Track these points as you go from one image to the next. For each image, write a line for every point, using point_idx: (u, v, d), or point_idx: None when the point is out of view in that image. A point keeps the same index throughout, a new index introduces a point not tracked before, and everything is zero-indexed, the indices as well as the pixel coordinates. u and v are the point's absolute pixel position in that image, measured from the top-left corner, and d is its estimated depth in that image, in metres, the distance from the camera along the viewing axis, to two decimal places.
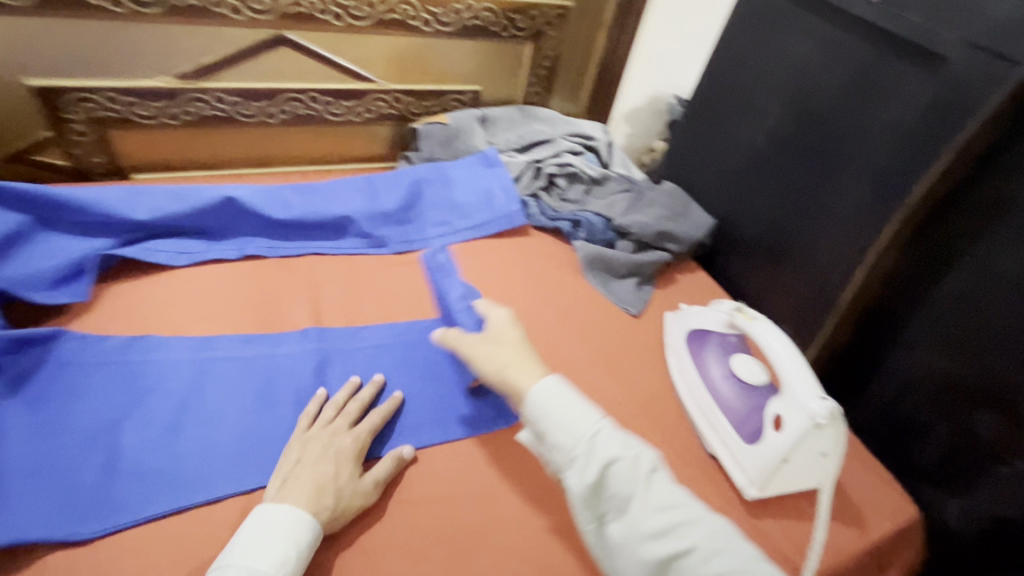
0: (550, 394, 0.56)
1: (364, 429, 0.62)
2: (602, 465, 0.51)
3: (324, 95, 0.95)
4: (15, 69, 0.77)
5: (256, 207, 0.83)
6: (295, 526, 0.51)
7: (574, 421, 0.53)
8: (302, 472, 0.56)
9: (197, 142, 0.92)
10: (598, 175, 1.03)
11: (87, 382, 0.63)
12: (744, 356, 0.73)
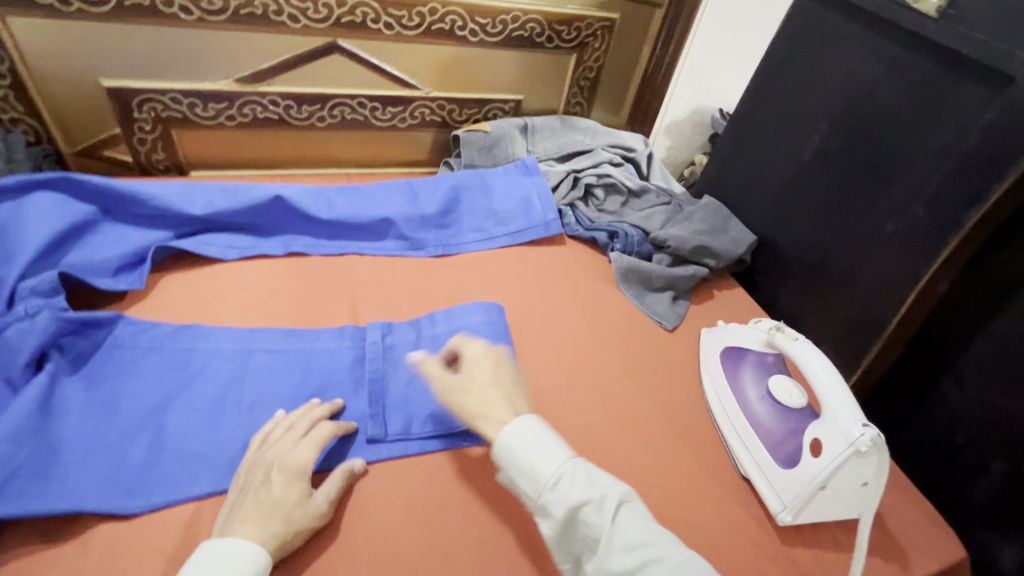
0: (514, 440, 0.55)
1: (306, 449, 0.58)
2: (566, 511, 0.51)
3: (371, 101, 0.98)
4: (92, 70, 0.83)
5: (302, 206, 0.86)
6: (239, 560, 0.49)
7: (537, 467, 0.53)
8: (247, 499, 0.54)
9: (250, 142, 0.97)
10: (637, 187, 1.03)
11: (140, 365, 0.66)
12: (781, 377, 0.71)
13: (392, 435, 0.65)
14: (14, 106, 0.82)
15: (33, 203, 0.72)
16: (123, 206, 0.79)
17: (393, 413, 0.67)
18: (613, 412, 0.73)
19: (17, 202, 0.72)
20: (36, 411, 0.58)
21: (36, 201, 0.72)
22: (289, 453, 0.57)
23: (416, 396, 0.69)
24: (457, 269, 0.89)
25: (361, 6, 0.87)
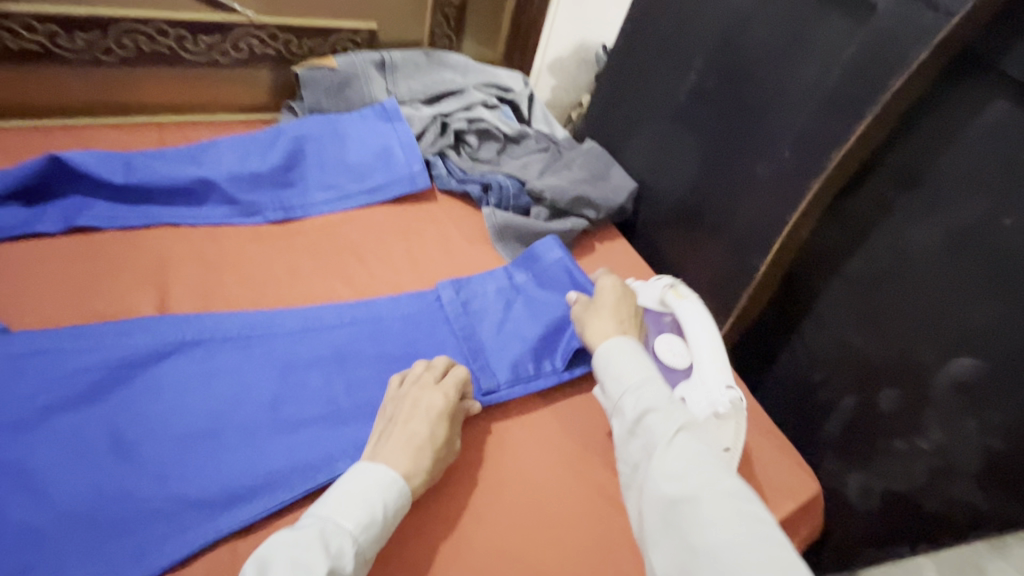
0: (625, 345, 0.59)
1: (453, 387, 0.58)
2: (638, 409, 0.53)
3: (174, 27, 0.77)
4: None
5: (87, 167, 0.68)
6: (384, 492, 0.49)
7: (637, 364, 0.57)
8: (397, 429, 0.54)
9: (5, 82, 0.73)
10: (514, 132, 0.93)
11: None
12: (671, 338, 0.67)
13: (506, 383, 0.66)
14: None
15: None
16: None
17: (498, 363, 0.67)
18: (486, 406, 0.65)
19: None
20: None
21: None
22: (440, 391, 0.57)
23: (510, 341, 0.70)
24: (303, 236, 0.75)
25: None
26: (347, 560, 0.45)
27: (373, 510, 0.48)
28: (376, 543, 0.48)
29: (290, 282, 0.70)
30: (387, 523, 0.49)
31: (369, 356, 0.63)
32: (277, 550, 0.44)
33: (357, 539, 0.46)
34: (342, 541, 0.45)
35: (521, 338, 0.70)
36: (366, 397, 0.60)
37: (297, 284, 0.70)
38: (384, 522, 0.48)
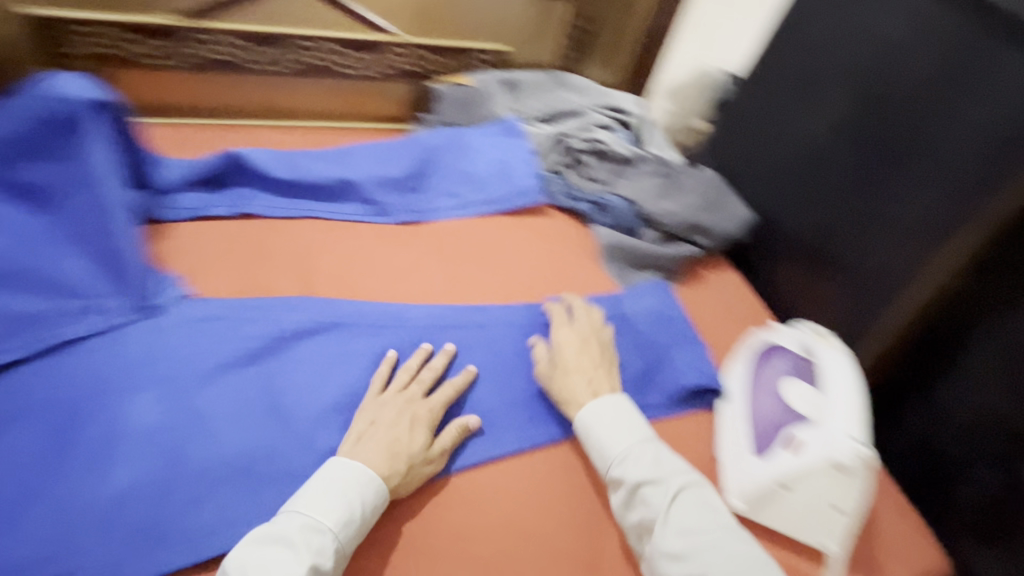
0: (604, 407, 0.62)
1: (437, 400, 0.61)
2: (630, 483, 0.58)
3: (336, 45, 0.87)
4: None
5: (257, 164, 0.77)
6: (363, 490, 0.52)
7: (621, 431, 0.61)
8: (379, 433, 0.57)
9: (201, 87, 0.84)
10: (629, 154, 0.93)
11: (84, 369, 0.56)
12: (797, 381, 0.64)
13: None
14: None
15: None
16: (123, 157, 0.64)
17: None
18: None
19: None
20: (153, 427, 0.54)
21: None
22: (418, 402, 0.60)
23: None
24: (427, 238, 0.81)
25: None
26: (327, 555, 0.49)
27: (354, 509, 0.51)
28: (356, 537, 0.51)
29: (412, 280, 0.75)
30: (365, 521, 0.52)
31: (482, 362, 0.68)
32: (259, 549, 0.48)
33: (336, 535, 0.50)
34: (319, 540, 0.49)
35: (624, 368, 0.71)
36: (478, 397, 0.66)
37: (417, 284, 0.74)
38: (362, 518, 0.52)
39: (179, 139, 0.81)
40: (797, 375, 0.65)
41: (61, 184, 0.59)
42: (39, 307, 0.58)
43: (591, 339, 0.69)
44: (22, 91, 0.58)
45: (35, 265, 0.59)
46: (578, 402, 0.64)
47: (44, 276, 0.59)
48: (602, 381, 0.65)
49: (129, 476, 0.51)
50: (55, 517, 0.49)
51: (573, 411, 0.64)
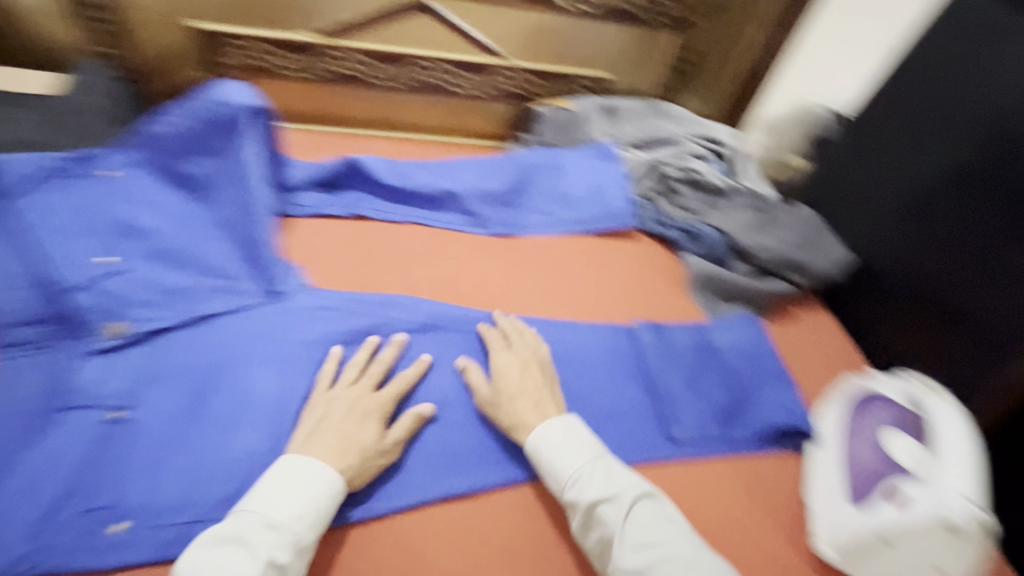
0: (552, 429, 0.60)
1: (388, 394, 0.61)
2: (584, 504, 0.55)
3: (449, 65, 0.92)
4: (173, 10, 0.83)
5: (373, 171, 0.84)
6: (318, 489, 0.52)
7: (573, 452, 0.59)
8: (328, 428, 0.57)
9: (328, 98, 0.93)
10: (723, 186, 0.92)
11: (217, 343, 0.63)
12: (901, 433, 0.61)
13: (692, 438, 0.67)
14: (105, 26, 0.82)
15: (170, 133, 0.67)
16: (269, 157, 0.73)
17: (686, 415, 0.69)
18: (667, 444, 0.66)
19: (155, 131, 0.67)
20: (271, 401, 0.60)
21: (171, 122, 0.66)
22: (364, 396, 0.60)
23: (699, 398, 0.71)
24: (520, 252, 0.84)
25: None
26: (284, 549, 0.49)
27: (310, 506, 0.51)
28: (315, 530, 0.51)
29: (504, 292, 0.79)
30: (321, 518, 0.52)
31: (568, 377, 0.70)
32: (214, 550, 0.48)
33: (291, 529, 0.50)
34: (273, 535, 0.49)
35: (710, 400, 0.71)
36: (562, 409, 0.67)
37: (509, 297, 0.78)
38: (318, 511, 0.52)
39: (306, 141, 0.90)
40: (897, 425, 0.63)
41: (218, 176, 0.69)
42: (187, 282, 0.66)
43: (532, 362, 0.66)
44: (195, 94, 0.67)
45: (188, 245, 0.67)
46: (528, 425, 0.61)
47: (194, 256, 0.67)
48: (548, 403, 0.63)
49: (253, 442, 0.57)
50: (188, 471, 0.55)
51: (521, 435, 0.61)
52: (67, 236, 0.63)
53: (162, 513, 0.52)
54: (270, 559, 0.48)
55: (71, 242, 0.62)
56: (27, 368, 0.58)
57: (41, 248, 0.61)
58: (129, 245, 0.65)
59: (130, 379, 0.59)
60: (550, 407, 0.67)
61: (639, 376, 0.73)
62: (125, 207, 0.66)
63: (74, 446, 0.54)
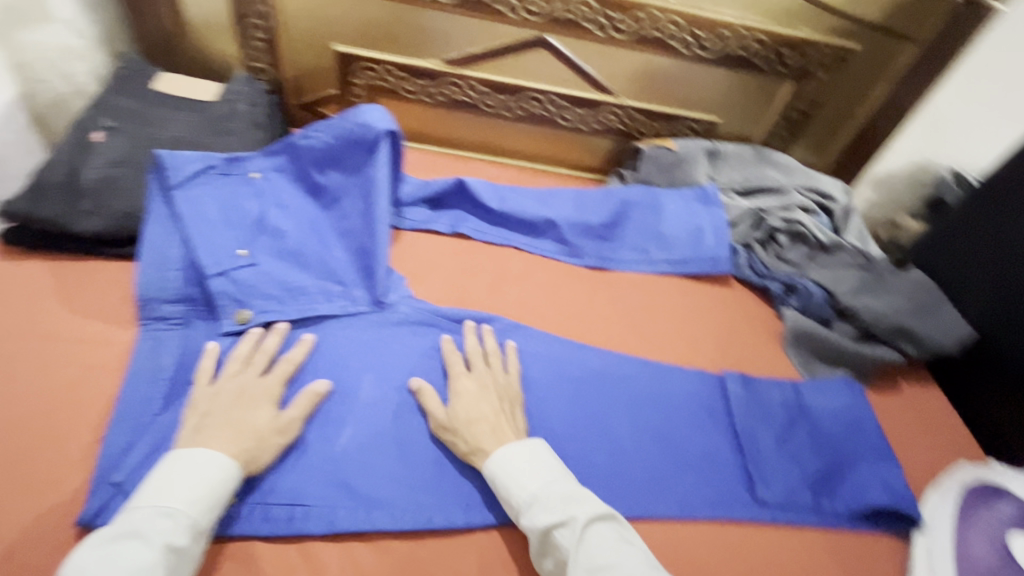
0: (501, 456, 0.56)
1: (274, 377, 0.60)
2: (539, 530, 0.51)
3: (561, 99, 0.96)
4: (316, 33, 0.91)
5: (476, 192, 0.88)
6: (216, 473, 0.51)
7: (527, 476, 0.55)
8: (215, 419, 0.55)
9: (441, 121, 1.00)
10: (829, 242, 0.89)
11: (325, 340, 0.67)
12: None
13: (779, 503, 0.64)
14: (259, 35, 0.91)
15: (314, 146, 0.74)
16: (392, 175, 0.79)
17: (774, 477, 0.66)
18: (752, 505, 0.64)
19: (300, 142, 0.75)
20: (374, 402, 0.62)
21: (317, 137, 0.74)
22: (250, 381, 0.59)
23: (789, 462, 0.67)
24: (612, 286, 0.86)
25: (579, 4, 0.84)
26: (180, 532, 0.47)
27: (203, 491, 0.50)
28: (213, 515, 0.50)
29: (592, 324, 0.80)
30: (222, 499, 0.51)
31: (652, 418, 0.69)
32: (102, 551, 0.45)
33: (187, 514, 0.48)
34: (168, 523, 0.47)
35: (800, 466, 0.67)
36: (644, 450, 0.66)
37: (597, 330, 0.79)
38: (217, 497, 0.50)
39: (419, 160, 0.98)
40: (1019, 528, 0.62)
41: (346, 188, 0.75)
42: (307, 282, 0.71)
43: (490, 387, 0.63)
44: (341, 114, 0.75)
45: (311, 248, 0.73)
46: (484, 450, 0.57)
47: (316, 257, 0.73)
48: (505, 430, 0.59)
49: (349, 441, 0.59)
50: (294, 456, 0.58)
51: (480, 461, 0.57)
52: (213, 226, 0.69)
53: (268, 491, 0.55)
54: (167, 546, 0.46)
55: (219, 232, 0.69)
56: (169, 341, 0.65)
57: (193, 234, 0.67)
58: (263, 241, 0.71)
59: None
60: (634, 446, 0.67)
61: (726, 427, 0.70)
62: (266, 207, 0.73)
63: None
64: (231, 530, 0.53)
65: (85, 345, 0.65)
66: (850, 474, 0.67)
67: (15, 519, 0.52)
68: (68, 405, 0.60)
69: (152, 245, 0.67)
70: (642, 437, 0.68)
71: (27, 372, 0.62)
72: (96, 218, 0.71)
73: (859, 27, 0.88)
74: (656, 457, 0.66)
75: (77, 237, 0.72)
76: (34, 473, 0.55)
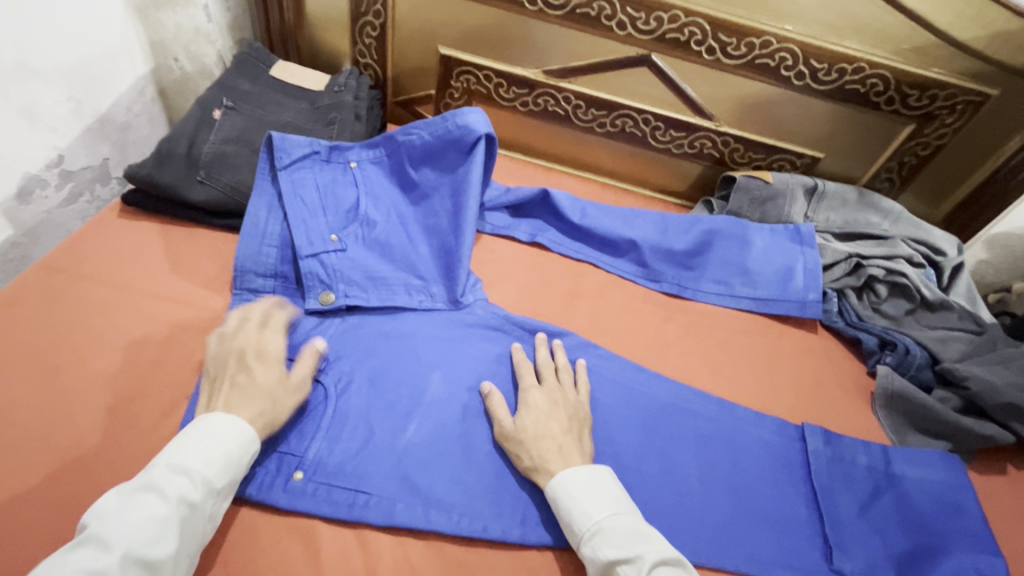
0: (567, 482, 0.54)
1: (279, 339, 0.60)
2: (602, 565, 0.49)
3: (657, 119, 0.94)
4: (425, 35, 0.93)
5: (560, 205, 0.86)
6: (235, 438, 0.50)
7: (593, 505, 0.53)
8: (224, 382, 0.54)
9: (530, 129, 1.01)
10: (936, 299, 0.82)
11: (399, 332, 0.68)
12: None
13: None
14: (372, 32, 0.94)
15: (413, 142, 0.76)
16: (483, 179, 0.79)
17: (855, 547, 0.60)
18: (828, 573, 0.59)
19: (401, 137, 0.77)
20: (442, 399, 0.63)
21: (418, 134, 0.76)
22: (261, 339, 0.59)
23: (873, 533, 0.62)
24: (689, 316, 0.82)
25: (691, 25, 0.82)
26: (195, 489, 0.47)
27: (220, 454, 0.49)
28: (227, 476, 0.50)
29: (662, 352, 0.77)
30: (237, 462, 0.50)
31: (723, 461, 0.66)
32: (120, 500, 0.45)
33: (202, 472, 0.48)
34: (183, 480, 0.47)
35: (885, 540, 0.62)
36: (712, 493, 0.63)
37: (669, 361, 0.77)
38: (235, 458, 0.50)
39: (506, 168, 0.99)
40: None
41: (438, 187, 0.76)
42: (389, 273, 0.72)
43: (561, 406, 0.61)
44: (443, 113, 0.76)
45: (398, 240, 0.75)
46: (550, 470, 0.56)
47: (401, 250, 0.74)
48: (572, 451, 0.57)
49: (415, 436, 0.59)
50: (362, 443, 0.58)
51: (543, 480, 0.56)
52: (310, 209, 0.72)
53: (334, 473, 0.56)
54: (182, 499, 0.46)
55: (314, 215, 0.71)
56: None
57: (292, 214, 0.70)
58: (354, 228, 0.73)
59: (333, 348, 0.65)
60: (701, 487, 0.63)
61: (803, 484, 0.65)
62: (362, 195, 0.76)
63: None
64: (296, 504, 0.54)
65: (183, 306, 0.69)
66: (944, 558, 0.60)
67: (105, 462, 0.56)
68: (162, 361, 0.64)
69: (253, 221, 0.70)
70: (711, 479, 0.64)
71: (132, 325, 0.66)
72: (204, 188, 0.75)
73: (1002, 73, 0.80)
74: (725, 503, 0.62)
75: (184, 204, 0.76)
76: (124, 420, 0.59)
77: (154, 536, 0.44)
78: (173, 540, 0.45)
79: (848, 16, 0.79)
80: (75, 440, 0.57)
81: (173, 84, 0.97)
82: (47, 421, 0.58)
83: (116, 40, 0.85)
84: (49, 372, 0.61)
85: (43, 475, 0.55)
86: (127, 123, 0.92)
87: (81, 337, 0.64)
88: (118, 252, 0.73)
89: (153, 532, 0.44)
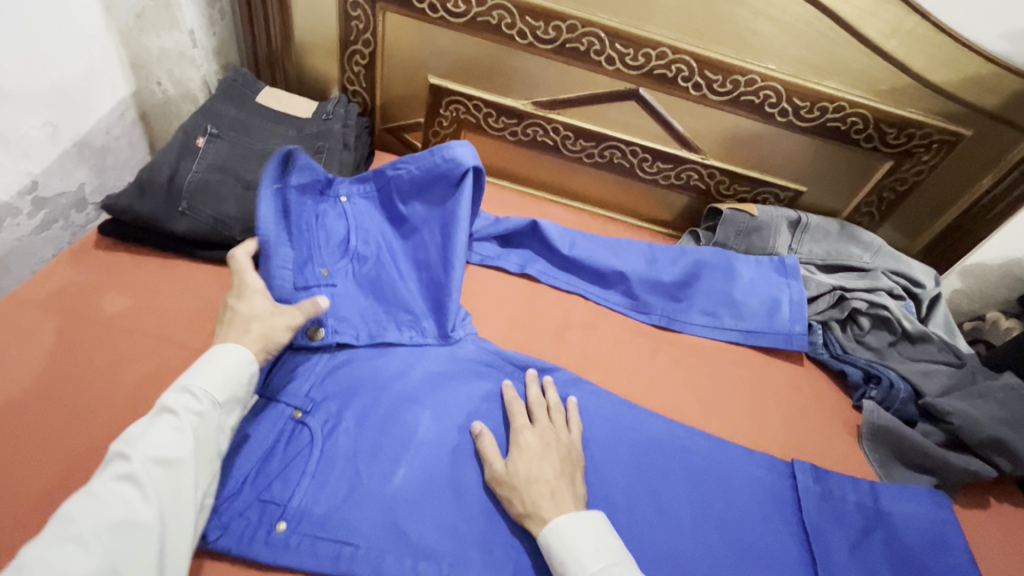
0: (560, 531, 0.53)
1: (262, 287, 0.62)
2: None
3: (645, 152, 0.95)
4: (413, 65, 0.93)
5: (550, 237, 0.86)
6: (231, 356, 0.54)
7: (587, 555, 0.51)
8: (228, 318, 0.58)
9: (519, 158, 1.01)
10: (915, 331, 0.84)
11: (389, 372, 0.66)
12: None
13: None
14: (361, 60, 0.94)
15: (402, 177, 0.75)
16: (472, 211, 0.79)
17: None
18: None
19: (391, 173, 0.75)
20: (433, 441, 0.61)
21: (406, 168, 0.74)
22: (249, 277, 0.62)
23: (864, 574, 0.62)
24: (678, 349, 0.83)
25: (678, 62, 0.84)
26: (200, 400, 0.51)
27: (219, 375, 0.53)
28: (230, 390, 0.53)
29: (652, 387, 0.77)
30: (236, 377, 0.54)
31: (714, 500, 0.65)
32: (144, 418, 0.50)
33: (203, 388, 0.52)
34: (189, 394, 0.51)
35: None
36: (705, 533, 0.63)
37: (658, 398, 0.76)
38: (234, 374, 0.54)
39: (495, 197, 0.99)
40: None
41: (427, 220, 0.76)
42: (379, 308, 0.71)
43: (553, 446, 0.60)
44: (430, 146, 0.75)
45: (388, 274, 0.74)
46: (543, 517, 0.54)
47: (392, 284, 0.73)
48: (565, 496, 0.56)
49: (403, 481, 0.58)
50: (349, 489, 0.57)
51: (536, 527, 0.55)
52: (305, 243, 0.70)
53: (319, 523, 0.54)
54: (189, 411, 0.50)
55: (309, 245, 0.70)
56: None
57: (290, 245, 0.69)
58: (345, 262, 0.72)
59: (321, 389, 0.63)
60: (694, 528, 0.63)
61: (793, 522, 0.66)
62: (353, 228, 0.75)
63: (264, 433, 0.59)
64: (278, 558, 0.52)
65: (164, 344, 0.66)
66: None
67: None
68: (139, 403, 0.61)
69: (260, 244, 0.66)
70: (704, 518, 0.64)
71: (109, 363, 0.63)
72: (187, 219, 0.73)
73: (974, 113, 0.83)
74: (719, 543, 0.62)
75: (165, 235, 0.74)
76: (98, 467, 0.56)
77: (171, 441, 0.48)
78: (187, 443, 0.49)
79: (828, 57, 0.81)
80: (45, 490, 0.54)
81: (155, 107, 0.95)
82: (14, 469, 0.54)
83: (96, 63, 0.83)
84: (18, 415, 0.58)
85: (9, 529, 0.51)
86: (106, 147, 0.90)
87: (55, 376, 0.61)
88: (96, 286, 0.70)
89: (168, 438, 0.48)
